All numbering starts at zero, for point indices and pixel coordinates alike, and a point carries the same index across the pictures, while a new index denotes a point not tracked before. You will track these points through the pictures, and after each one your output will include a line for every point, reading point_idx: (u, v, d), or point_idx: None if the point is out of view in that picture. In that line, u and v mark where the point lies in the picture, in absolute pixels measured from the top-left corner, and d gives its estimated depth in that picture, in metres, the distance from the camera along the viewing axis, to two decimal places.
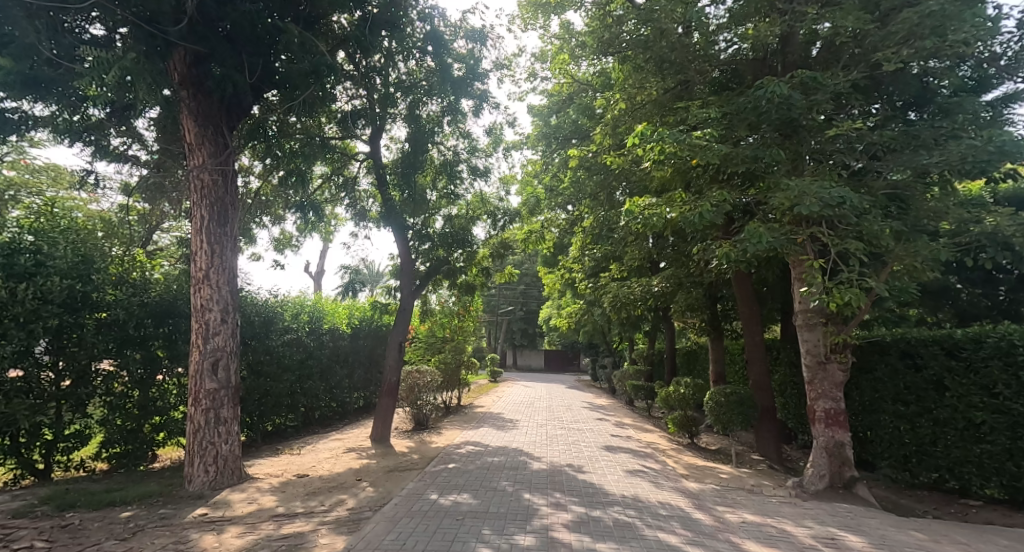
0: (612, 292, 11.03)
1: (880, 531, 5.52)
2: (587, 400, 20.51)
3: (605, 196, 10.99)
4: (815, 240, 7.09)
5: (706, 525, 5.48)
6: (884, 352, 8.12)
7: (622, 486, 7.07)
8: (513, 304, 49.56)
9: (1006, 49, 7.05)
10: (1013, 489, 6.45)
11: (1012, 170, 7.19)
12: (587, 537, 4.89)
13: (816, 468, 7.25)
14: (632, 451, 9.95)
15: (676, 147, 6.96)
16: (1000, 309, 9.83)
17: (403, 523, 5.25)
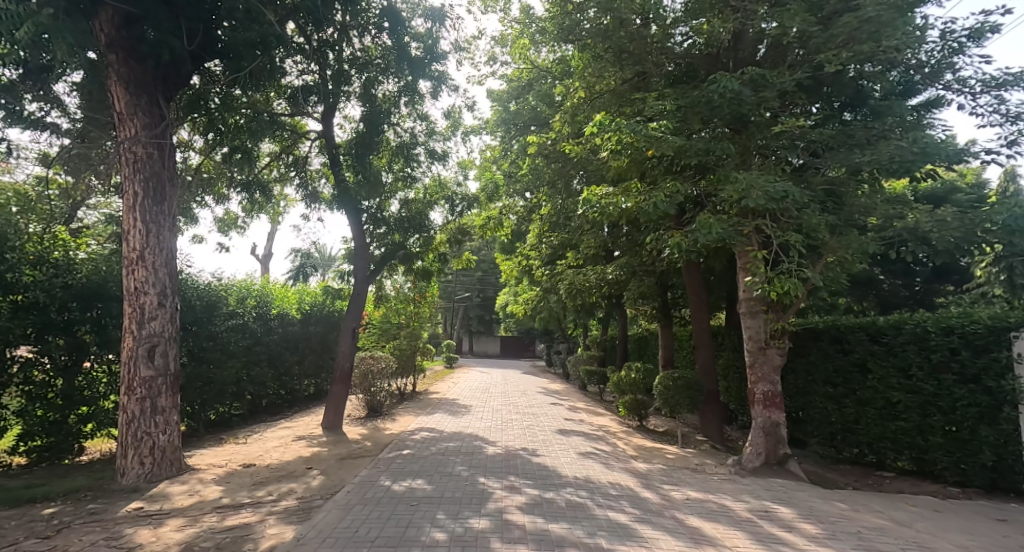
0: (569, 279, 11.27)
1: (808, 502, 5.95)
2: (543, 386, 20.85)
3: (563, 184, 11.11)
4: (760, 232, 7.42)
5: (653, 503, 5.75)
6: (817, 338, 8.66)
7: (575, 468, 7.29)
8: (470, 290, 49.47)
9: (930, 57, 7.49)
10: (921, 461, 7.05)
11: (931, 171, 7.73)
12: (540, 518, 5.04)
13: (754, 446, 7.69)
14: (585, 434, 10.24)
15: (633, 137, 7.10)
16: (916, 298, 10.68)
17: (356, 510, 5.27)
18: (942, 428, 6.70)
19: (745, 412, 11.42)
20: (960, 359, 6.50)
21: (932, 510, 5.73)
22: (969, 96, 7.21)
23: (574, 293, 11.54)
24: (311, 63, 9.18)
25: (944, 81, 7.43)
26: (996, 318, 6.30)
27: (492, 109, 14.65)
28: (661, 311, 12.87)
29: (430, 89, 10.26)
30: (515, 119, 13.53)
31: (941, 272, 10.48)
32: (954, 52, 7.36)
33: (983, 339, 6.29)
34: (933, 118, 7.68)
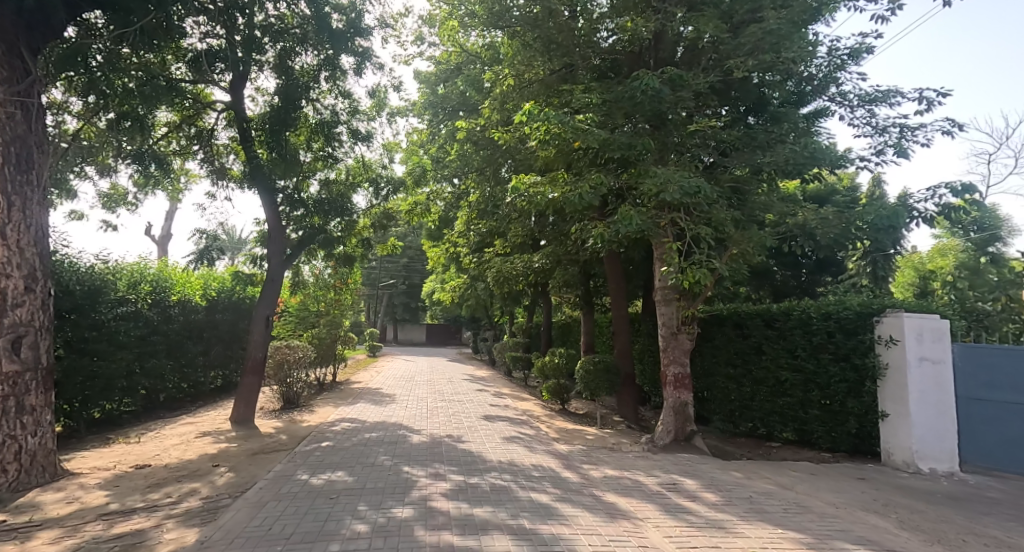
0: (496, 267, 11.44)
1: (710, 473, 6.50)
2: (469, 373, 21.03)
3: (491, 172, 11.26)
4: (674, 225, 7.89)
5: (574, 482, 6.04)
6: (721, 323, 9.38)
7: (499, 452, 7.48)
8: (395, 277, 48.62)
9: (818, 71, 8.23)
10: (802, 432, 7.90)
11: (817, 175, 8.53)
12: (464, 504, 5.14)
13: (664, 425, 8.22)
14: (509, 419, 10.48)
15: (560, 128, 7.28)
16: (802, 287, 11.83)
17: (269, 507, 5.10)
18: (820, 403, 7.52)
19: (658, 393, 12.19)
20: (835, 341, 7.30)
21: (812, 474, 6.45)
22: (849, 109, 8.02)
23: (501, 281, 11.84)
24: (215, 26, 8.47)
25: (830, 93, 8.24)
26: (863, 305, 7.13)
27: (419, 91, 14.41)
28: (583, 299, 13.33)
29: (354, 65, 9.93)
30: (444, 103, 13.37)
31: (823, 265, 11.55)
32: (838, 68, 8.17)
33: (854, 323, 7.11)
34: (819, 126, 8.52)
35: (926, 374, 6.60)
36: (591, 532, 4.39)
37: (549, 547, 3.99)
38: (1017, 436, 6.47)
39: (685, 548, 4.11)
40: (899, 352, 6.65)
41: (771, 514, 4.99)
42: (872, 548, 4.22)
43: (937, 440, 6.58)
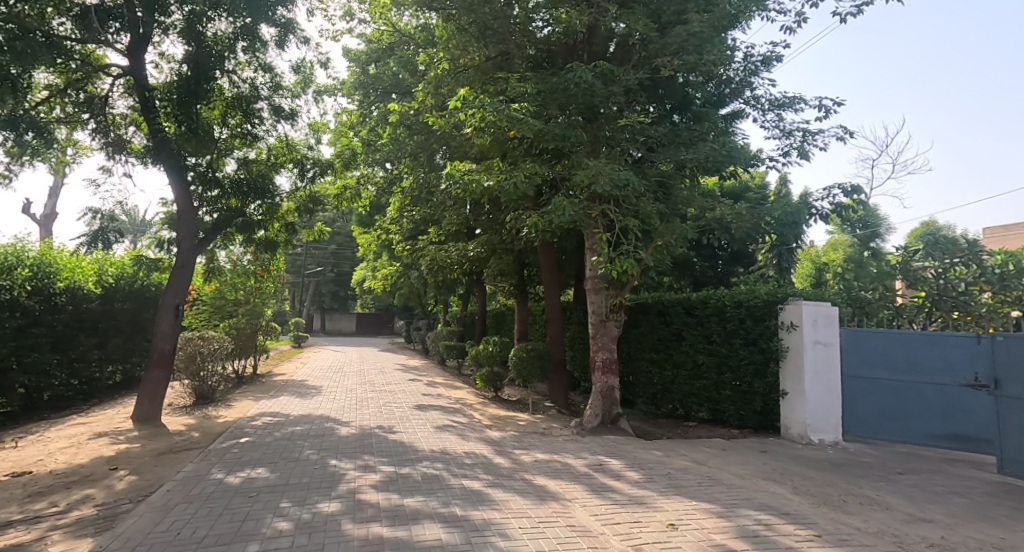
0: (430, 255, 11.35)
1: (634, 453, 6.84)
2: (402, 363, 20.81)
3: (426, 158, 11.04)
4: (605, 216, 8.14)
5: (505, 468, 6.17)
6: (646, 311, 9.81)
7: (431, 441, 7.49)
8: (322, 264, 46.97)
9: (734, 75, 8.80)
10: (715, 412, 8.48)
11: (734, 172, 9.11)
12: (394, 495, 5.09)
13: (592, 408, 8.53)
14: (441, 408, 10.48)
15: (495, 116, 7.29)
16: (718, 276, 12.55)
17: (179, 510, 4.70)
18: (732, 384, 8.10)
19: (587, 379, 12.65)
20: (745, 327, 7.87)
21: (723, 450, 6.94)
22: (762, 112, 8.61)
23: (435, 269, 11.82)
24: None
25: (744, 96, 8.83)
26: (771, 294, 7.67)
27: (349, 70, 13.91)
28: (517, 287, 13.46)
29: (276, 37, 9.42)
30: (375, 84, 12.99)
31: (735, 256, 12.41)
32: (751, 73, 8.80)
33: (763, 310, 7.68)
34: (736, 127, 9.08)
35: (819, 356, 7.23)
36: (521, 515, 4.50)
37: (480, 533, 4.05)
38: (893, 409, 7.36)
39: (610, 525, 4.31)
40: (798, 337, 7.23)
41: (687, 488, 5.33)
42: (773, 514, 4.63)
43: (825, 414, 7.21)
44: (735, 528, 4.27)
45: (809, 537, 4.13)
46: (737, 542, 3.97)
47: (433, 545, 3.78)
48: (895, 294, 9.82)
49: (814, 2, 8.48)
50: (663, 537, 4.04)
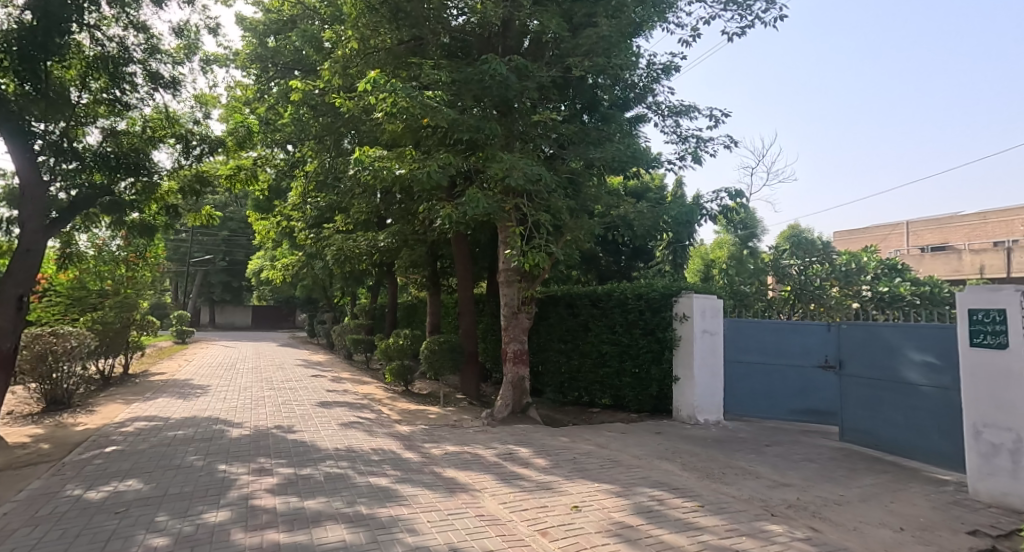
0: (337, 245, 10.88)
1: (542, 440, 7.08)
2: (304, 358, 19.93)
3: (333, 141, 10.62)
4: (517, 210, 8.29)
5: (414, 462, 6.14)
6: (555, 303, 10.12)
7: (336, 439, 7.26)
8: (211, 252, 43.45)
9: (639, 81, 9.31)
10: (617, 398, 8.97)
11: (638, 173, 9.63)
12: (293, 498, 4.82)
13: (503, 399, 8.69)
14: (347, 404, 10.16)
15: (407, 102, 7.14)
16: (621, 270, 13.16)
17: (21, 535, 4.02)
18: (632, 372, 8.59)
19: (498, 370, 12.90)
20: (644, 319, 8.38)
21: (622, 433, 7.37)
22: (662, 117, 9.18)
23: (341, 260, 11.34)
24: None
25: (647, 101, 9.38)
26: (666, 287, 8.31)
27: (244, 40, 12.95)
28: (430, 279, 13.34)
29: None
30: (275, 57, 12.32)
31: (637, 252, 13.08)
32: (654, 79, 9.37)
33: (659, 302, 8.23)
34: (639, 130, 9.61)
35: (707, 344, 7.90)
36: (429, 509, 4.51)
37: (387, 530, 4.01)
38: (762, 390, 8.22)
39: (517, 512, 4.44)
40: (689, 326, 7.88)
41: (590, 471, 5.62)
42: (665, 490, 5.00)
43: (711, 396, 7.90)
44: (632, 505, 4.56)
45: (694, 508, 4.51)
46: (634, 518, 4.25)
47: (337, 546, 3.68)
48: (767, 289, 11.64)
49: (708, 19, 9.16)
50: (566, 520, 4.23)
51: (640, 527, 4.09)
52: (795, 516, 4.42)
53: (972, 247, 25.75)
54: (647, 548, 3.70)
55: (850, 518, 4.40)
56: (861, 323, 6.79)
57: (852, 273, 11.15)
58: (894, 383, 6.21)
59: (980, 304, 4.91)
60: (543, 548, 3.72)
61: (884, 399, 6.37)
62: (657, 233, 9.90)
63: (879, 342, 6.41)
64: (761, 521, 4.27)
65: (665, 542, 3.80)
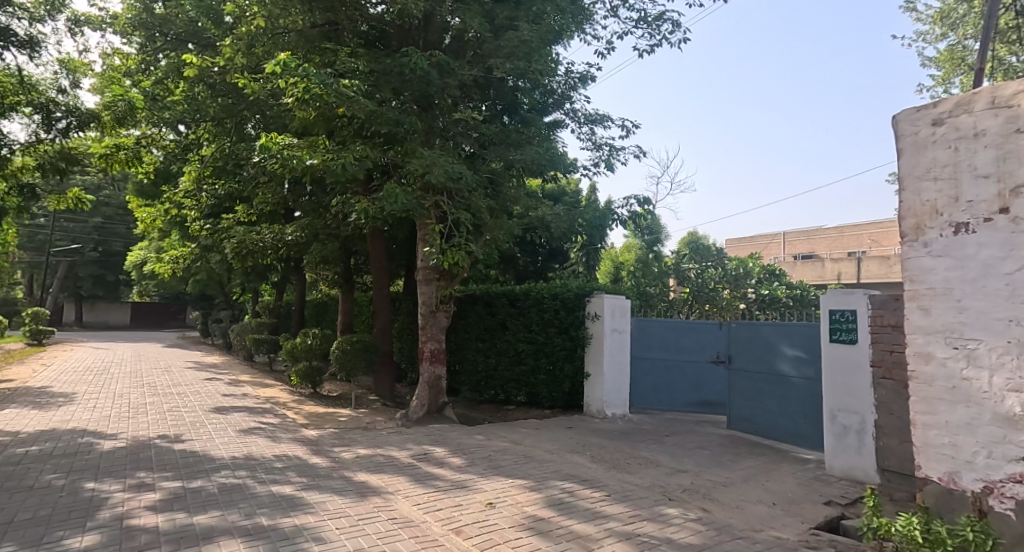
0: (237, 237, 10.18)
1: (458, 439, 7.09)
2: (197, 360, 18.44)
3: (235, 125, 9.99)
4: (438, 207, 8.27)
5: (322, 467, 5.91)
6: (474, 302, 10.15)
7: (232, 448, 6.79)
8: (83, 242, 38.86)
9: (558, 87, 9.59)
10: (532, 395, 9.16)
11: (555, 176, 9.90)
12: (179, 514, 4.43)
13: (418, 399, 8.59)
14: (246, 410, 9.54)
15: (322, 89, 6.83)
16: (539, 270, 13.40)
17: None
18: (547, 369, 8.81)
19: (413, 370, 12.72)
20: (559, 317, 8.64)
21: (536, 429, 7.56)
22: (578, 124, 9.49)
23: (242, 253, 10.46)
24: None
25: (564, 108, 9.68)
26: (580, 287, 8.62)
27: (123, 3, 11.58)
28: (343, 277, 12.87)
29: None
30: (164, 25, 10.71)
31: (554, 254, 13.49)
32: (572, 87, 9.67)
33: (574, 302, 8.53)
34: (556, 135, 9.89)
35: (616, 342, 8.29)
36: (338, 515, 4.37)
37: (290, 541, 3.83)
38: (665, 384, 8.77)
39: (431, 513, 4.42)
40: (600, 325, 8.23)
41: (505, 468, 5.72)
42: (576, 482, 5.19)
43: (619, 391, 8.31)
44: (543, 499, 4.70)
45: (602, 498, 4.73)
46: (545, 511, 4.38)
47: None
48: (669, 290, 12.68)
49: (621, 34, 9.61)
50: (480, 517, 4.28)
51: (551, 519, 4.23)
52: (690, 499, 4.77)
53: (835, 256, 28.92)
54: (557, 539, 3.83)
55: (736, 498, 4.83)
56: (746, 322, 7.42)
57: (740, 277, 12.45)
58: (773, 376, 6.86)
59: (837, 305, 5.57)
60: (456, 546, 3.74)
61: (763, 389, 7.00)
62: (573, 236, 10.28)
63: (760, 339, 7.03)
64: (661, 506, 4.56)
65: (574, 532, 3.95)
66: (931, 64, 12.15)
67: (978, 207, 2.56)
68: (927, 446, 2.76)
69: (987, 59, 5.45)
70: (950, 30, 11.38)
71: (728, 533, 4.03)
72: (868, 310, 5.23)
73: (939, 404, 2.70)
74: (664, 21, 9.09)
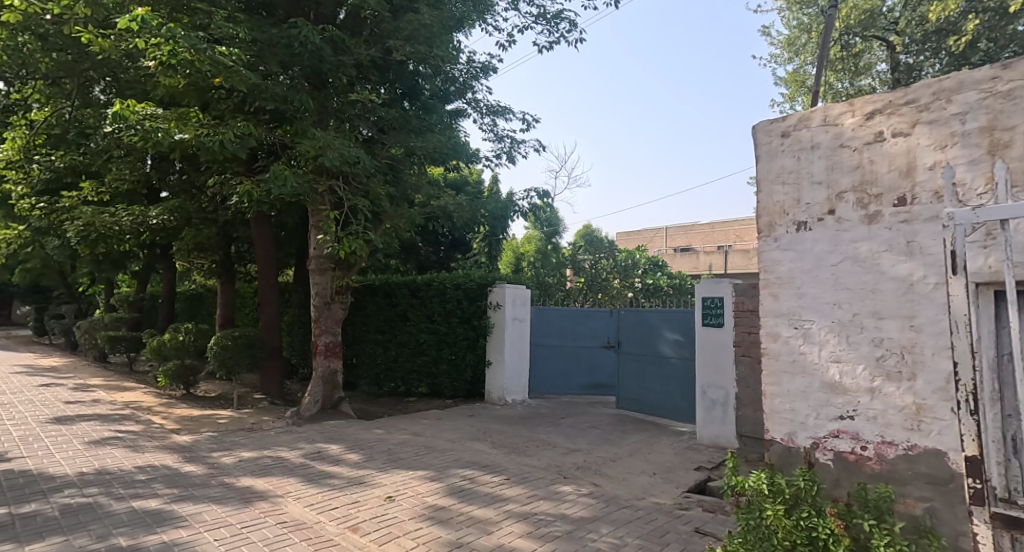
0: (82, 219, 8.65)
1: (354, 435, 6.90)
2: (31, 364, 15.89)
3: (76, 90, 8.38)
4: (332, 193, 7.90)
5: (197, 476, 5.44)
6: (373, 293, 9.86)
7: (81, 462, 5.97)
8: None
9: (459, 76, 9.59)
10: (433, 386, 9.11)
11: (456, 166, 9.89)
12: (12, 543, 3.81)
13: (312, 395, 8.21)
14: (100, 418, 8.46)
15: (193, 54, 6.17)
16: (440, 260, 13.38)
17: None
18: (449, 359, 8.82)
19: (305, 365, 12.12)
20: (462, 307, 8.68)
21: (437, 419, 7.56)
22: (480, 114, 9.49)
23: (92, 238, 9.27)
24: None
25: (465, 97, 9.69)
26: (482, 278, 8.75)
27: None
28: (222, 266, 11.69)
29: None
30: None
31: (456, 244, 13.51)
32: (474, 76, 9.72)
33: (476, 292, 8.65)
34: (457, 124, 9.84)
35: (516, 330, 8.51)
36: (219, 525, 4.07)
37: None
38: (562, 369, 9.14)
39: (325, 512, 4.28)
40: (502, 314, 8.44)
41: (404, 460, 5.66)
42: (476, 468, 5.29)
43: (519, 378, 8.54)
44: (443, 487, 4.73)
45: (501, 482, 4.86)
46: (445, 499, 4.41)
47: None
48: (566, 280, 13.15)
49: (521, 28, 9.74)
50: (379, 512, 4.22)
51: (451, 506, 4.27)
52: (583, 475, 5.05)
53: (707, 250, 31.64)
54: (458, 525, 3.89)
55: (623, 471, 5.19)
56: (634, 309, 7.89)
57: (629, 268, 13.22)
58: (656, 358, 7.39)
59: (707, 293, 6.15)
60: (353, 544, 3.66)
61: (648, 370, 7.54)
62: (474, 227, 10.38)
63: (644, 324, 7.53)
64: (556, 484, 4.79)
65: (474, 517, 4.03)
66: (781, 82, 13.59)
67: (813, 208, 2.91)
68: (774, 412, 3.04)
69: (821, 81, 6.15)
70: (794, 55, 13.01)
71: (616, 503, 4.33)
72: (732, 297, 5.87)
73: (782, 376, 3.00)
74: (562, 19, 9.36)
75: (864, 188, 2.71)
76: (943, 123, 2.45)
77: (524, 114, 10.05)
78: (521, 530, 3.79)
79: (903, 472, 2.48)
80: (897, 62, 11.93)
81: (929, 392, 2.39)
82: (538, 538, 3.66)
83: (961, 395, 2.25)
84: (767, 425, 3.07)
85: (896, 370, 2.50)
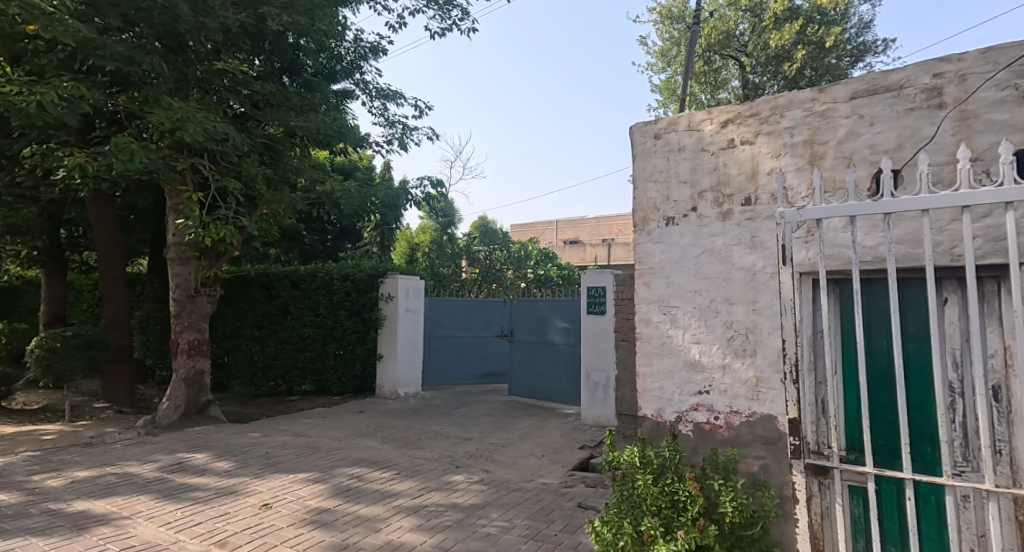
0: None
1: (225, 441, 6.38)
2: None
3: None
4: (194, 172, 7.21)
5: (10, 503, 4.53)
6: (247, 284, 9.15)
7: None
8: None
9: (344, 55, 9.19)
10: (319, 383, 8.71)
11: (343, 149, 9.49)
12: None
13: (172, 400, 7.45)
14: None
15: None
16: (327, 249, 12.73)
17: None
18: (336, 353, 8.45)
19: (163, 367, 10.98)
20: (350, 299, 8.38)
21: (322, 418, 7.22)
22: (369, 96, 9.13)
23: None
24: None
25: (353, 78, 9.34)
26: (373, 268, 8.48)
27: None
28: (48, 255, 10.30)
29: None
30: None
31: (345, 232, 12.90)
32: (361, 55, 9.36)
33: (366, 283, 8.36)
34: (345, 105, 9.42)
35: (409, 322, 8.35)
36: None
37: None
38: (455, 358, 9.16)
39: (186, 529, 3.91)
40: (394, 306, 8.23)
41: (284, 463, 5.36)
42: (365, 465, 5.16)
43: (411, 370, 8.41)
44: (328, 489, 4.55)
45: (391, 477, 4.78)
46: (330, 501, 4.25)
47: None
48: (461, 271, 13.26)
49: (411, 11, 9.49)
50: (253, 522, 3.95)
51: (336, 508, 4.12)
52: (473, 463, 5.13)
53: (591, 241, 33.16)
54: (343, 528, 3.76)
55: (513, 456, 5.35)
56: (525, 298, 8.06)
57: (521, 259, 13.55)
58: (545, 344, 7.67)
59: (591, 283, 6.50)
60: None
61: (538, 356, 7.80)
62: (365, 216, 10.02)
63: (534, 312, 7.75)
64: (448, 475, 4.82)
65: (361, 516, 3.93)
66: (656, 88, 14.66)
67: (680, 205, 3.16)
68: (646, 391, 3.25)
69: None
70: (667, 66, 14.01)
71: (504, 487, 4.45)
72: (613, 286, 6.28)
73: (652, 357, 3.22)
74: (454, 6, 9.26)
75: (719, 188, 3.00)
76: (778, 134, 2.81)
77: (417, 101, 9.86)
78: (410, 524, 3.77)
79: (745, 436, 2.82)
80: (747, 80, 13.24)
81: (766, 365, 2.75)
82: (428, 530, 3.65)
83: (787, 365, 2.39)
84: (639, 402, 3.29)
85: (742, 348, 2.84)
